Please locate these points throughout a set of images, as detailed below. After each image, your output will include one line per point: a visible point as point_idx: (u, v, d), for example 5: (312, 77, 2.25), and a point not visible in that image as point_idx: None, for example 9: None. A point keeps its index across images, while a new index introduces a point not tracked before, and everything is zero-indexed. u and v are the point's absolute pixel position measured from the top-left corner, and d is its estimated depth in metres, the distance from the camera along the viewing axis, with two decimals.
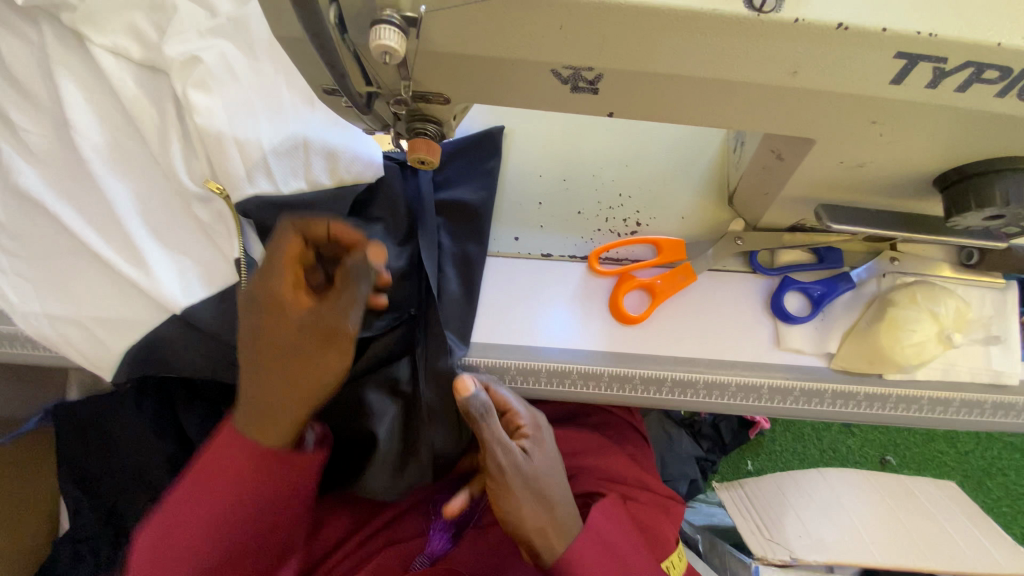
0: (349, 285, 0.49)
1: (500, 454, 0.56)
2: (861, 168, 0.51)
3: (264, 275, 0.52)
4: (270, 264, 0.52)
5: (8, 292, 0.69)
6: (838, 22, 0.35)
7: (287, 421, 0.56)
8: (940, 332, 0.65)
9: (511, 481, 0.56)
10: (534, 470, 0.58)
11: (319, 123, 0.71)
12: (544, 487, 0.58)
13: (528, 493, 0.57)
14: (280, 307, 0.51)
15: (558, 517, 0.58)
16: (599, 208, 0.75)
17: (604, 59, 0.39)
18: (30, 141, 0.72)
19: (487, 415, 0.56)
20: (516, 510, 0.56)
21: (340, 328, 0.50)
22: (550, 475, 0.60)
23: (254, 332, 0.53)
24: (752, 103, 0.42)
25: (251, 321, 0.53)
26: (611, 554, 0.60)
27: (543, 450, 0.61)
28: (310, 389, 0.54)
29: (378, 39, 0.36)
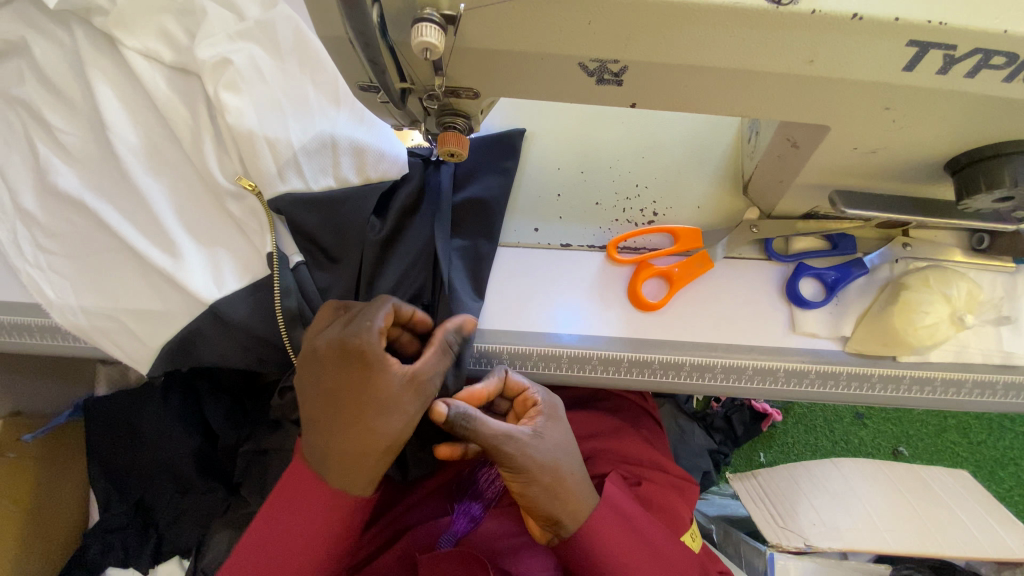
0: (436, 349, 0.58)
1: (507, 444, 0.55)
2: (874, 153, 0.53)
3: (370, 326, 0.54)
4: (361, 323, 0.55)
5: (46, 288, 0.72)
6: (853, 12, 0.37)
7: (362, 474, 0.56)
8: (952, 313, 0.66)
9: (526, 466, 0.56)
10: (548, 450, 0.58)
11: (345, 122, 0.74)
12: (558, 466, 0.58)
13: (544, 474, 0.57)
14: (383, 359, 0.53)
15: (577, 494, 0.60)
16: (616, 199, 0.77)
17: (630, 52, 0.41)
18: (67, 143, 0.75)
19: (476, 424, 0.55)
20: (534, 492, 0.57)
21: (430, 383, 0.56)
22: (564, 452, 0.60)
23: (338, 389, 0.54)
24: (770, 92, 0.44)
25: (334, 380, 0.54)
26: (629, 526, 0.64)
27: (556, 425, 0.62)
28: (382, 449, 0.54)
29: (420, 37, 0.38)
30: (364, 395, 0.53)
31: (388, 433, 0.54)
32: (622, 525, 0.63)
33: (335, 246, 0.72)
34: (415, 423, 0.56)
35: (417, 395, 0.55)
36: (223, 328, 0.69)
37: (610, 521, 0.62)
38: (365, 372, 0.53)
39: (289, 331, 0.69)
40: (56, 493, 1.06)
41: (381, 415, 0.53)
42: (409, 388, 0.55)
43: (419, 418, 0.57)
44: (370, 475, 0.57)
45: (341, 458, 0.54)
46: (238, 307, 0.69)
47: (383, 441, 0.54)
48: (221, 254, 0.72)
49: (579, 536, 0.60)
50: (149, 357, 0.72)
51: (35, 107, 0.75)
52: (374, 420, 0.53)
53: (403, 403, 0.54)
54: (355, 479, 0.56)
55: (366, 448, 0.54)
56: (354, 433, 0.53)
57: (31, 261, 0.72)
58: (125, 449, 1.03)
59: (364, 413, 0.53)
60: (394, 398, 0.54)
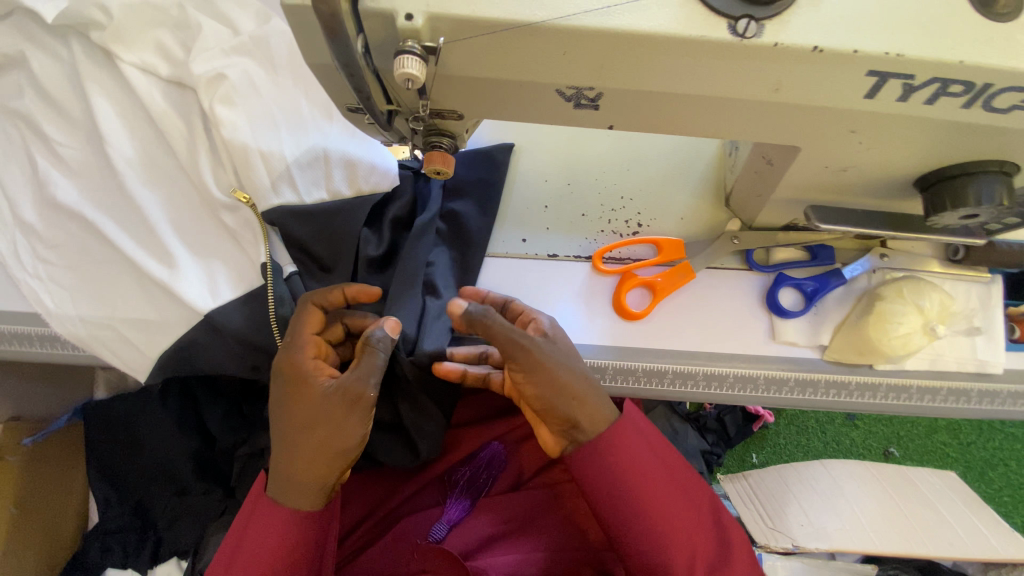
0: (370, 352, 0.59)
1: (523, 339, 0.60)
2: (845, 172, 0.55)
3: (293, 345, 0.61)
4: (294, 339, 0.61)
5: (45, 298, 0.73)
6: (813, 45, 0.39)
7: (314, 486, 0.58)
8: (926, 325, 0.69)
9: (539, 360, 0.60)
10: (558, 350, 0.63)
11: (337, 135, 0.76)
12: (571, 365, 0.62)
13: (558, 368, 0.61)
14: (305, 372, 0.59)
15: (592, 395, 0.62)
16: (602, 211, 0.78)
17: (604, 80, 0.43)
18: (66, 155, 0.76)
19: (492, 318, 0.62)
20: (548, 388, 0.60)
21: (361, 389, 0.57)
22: (575, 356, 0.64)
23: (279, 406, 0.59)
24: (740, 115, 0.46)
25: (277, 397, 0.60)
26: (670, 482, 0.62)
27: (563, 335, 0.66)
28: (317, 457, 0.56)
29: (401, 67, 0.39)
30: (289, 408, 0.57)
31: (318, 441, 0.56)
32: (641, 442, 0.63)
33: (328, 256, 0.74)
34: (352, 431, 0.57)
35: (345, 404, 0.56)
36: (217, 337, 0.71)
37: (630, 435, 0.62)
38: (287, 386, 0.58)
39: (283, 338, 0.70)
40: (55, 497, 1.08)
41: (305, 425, 0.56)
42: (334, 397, 0.56)
43: (356, 425, 0.57)
44: (313, 489, 0.58)
45: (283, 471, 0.58)
46: (233, 316, 0.71)
47: (314, 450, 0.56)
48: (216, 265, 0.74)
49: (602, 437, 0.61)
50: (146, 365, 0.74)
51: (35, 121, 0.77)
52: (298, 430, 0.56)
53: (328, 412, 0.56)
54: (299, 491, 0.58)
55: (298, 458, 0.56)
56: (285, 444, 0.57)
57: (30, 272, 0.74)
58: (126, 454, 1.05)
59: (290, 424, 0.57)
60: (317, 406, 0.57)
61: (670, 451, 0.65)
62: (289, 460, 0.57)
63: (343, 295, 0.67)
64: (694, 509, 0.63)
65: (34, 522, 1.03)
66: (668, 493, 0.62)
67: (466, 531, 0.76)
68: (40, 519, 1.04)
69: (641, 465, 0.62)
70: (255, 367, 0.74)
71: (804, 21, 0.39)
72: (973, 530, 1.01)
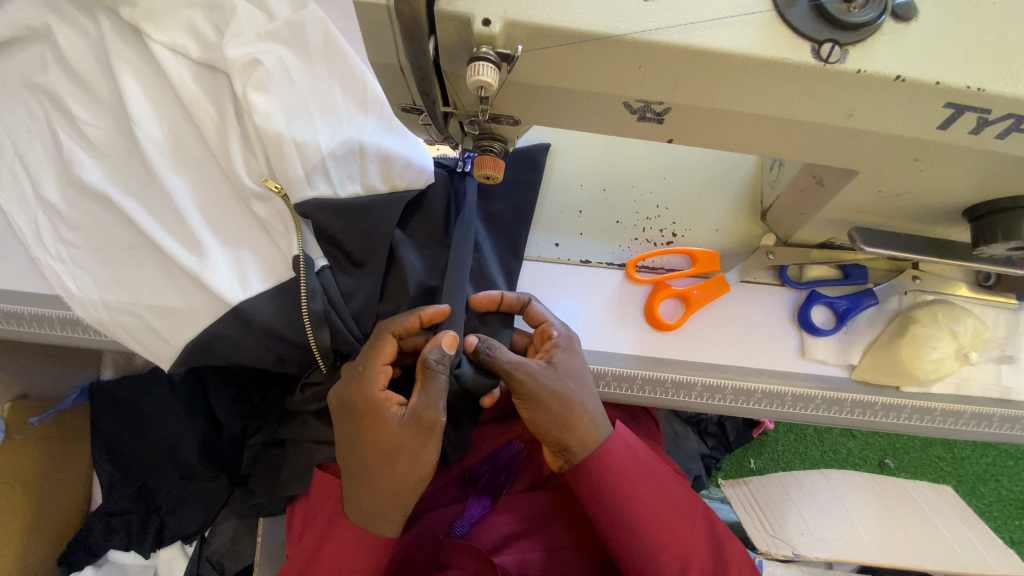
0: (432, 376, 0.59)
1: (518, 372, 0.60)
2: (898, 197, 0.55)
3: (363, 376, 0.60)
4: (364, 371, 0.60)
5: (68, 281, 0.72)
6: (896, 74, 0.39)
7: (395, 511, 0.60)
8: (958, 350, 0.69)
9: (534, 392, 0.60)
10: (559, 378, 0.61)
11: (373, 129, 0.74)
12: (569, 395, 0.61)
13: (552, 400, 0.60)
14: (377, 404, 0.58)
15: (586, 421, 0.62)
16: (636, 218, 0.78)
17: (674, 96, 0.43)
18: (91, 135, 0.74)
19: (495, 353, 0.61)
20: (542, 418, 0.60)
21: (434, 417, 0.58)
22: (576, 382, 0.62)
23: (352, 437, 0.59)
24: (804, 136, 0.47)
25: (348, 428, 0.60)
26: (666, 496, 0.65)
27: (572, 356, 0.64)
28: (399, 486, 0.59)
29: (476, 74, 0.39)
30: (367, 441, 0.58)
31: (401, 472, 0.58)
32: (633, 459, 0.64)
33: (359, 251, 0.73)
34: (429, 457, 0.59)
35: (419, 432, 0.58)
36: (246, 329, 0.70)
37: (622, 455, 0.64)
38: (362, 419, 0.59)
39: (315, 333, 0.69)
40: (58, 478, 1.05)
41: (385, 457, 0.58)
42: (409, 426, 0.58)
43: (432, 451, 0.59)
44: (395, 515, 0.60)
45: (365, 498, 0.59)
46: (263, 308, 0.69)
47: (396, 479, 0.58)
48: (245, 254, 0.72)
49: (590, 462, 0.62)
50: (170, 353, 0.72)
51: (60, 98, 0.74)
52: (379, 462, 0.58)
53: (405, 441, 0.58)
54: (384, 516, 0.60)
55: (381, 487, 0.59)
56: (367, 474, 0.59)
57: (53, 253, 0.72)
58: (130, 435, 1.04)
59: (370, 455, 0.58)
60: (395, 438, 0.58)
61: (660, 465, 0.67)
62: (370, 488, 0.59)
63: (419, 321, 0.63)
64: (686, 519, 0.65)
65: (37, 501, 1.01)
66: (662, 505, 0.64)
67: (490, 528, 0.77)
68: (42, 499, 1.02)
69: (634, 483, 0.63)
70: (281, 359, 0.72)
71: (887, 49, 0.40)
72: (969, 544, 1.01)
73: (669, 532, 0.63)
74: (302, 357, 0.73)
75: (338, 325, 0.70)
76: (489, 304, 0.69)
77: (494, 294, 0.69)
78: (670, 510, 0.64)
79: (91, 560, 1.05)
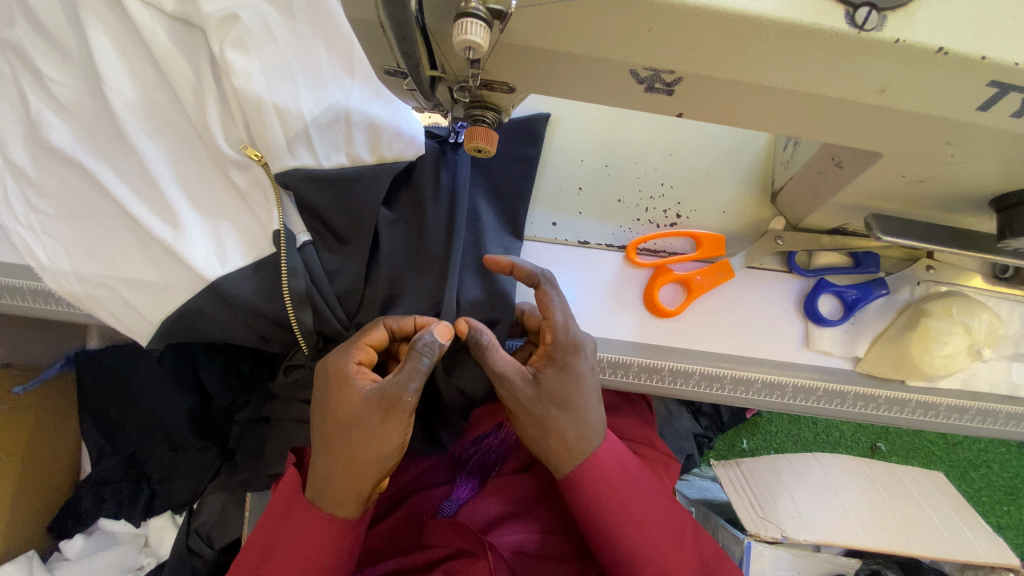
0: (411, 357, 0.55)
1: (505, 380, 0.59)
2: (922, 183, 0.52)
3: (342, 349, 0.60)
4: (345, 345, 0.61)
5: (39, 251, 0.68)
6: (937, 47, 0.35)
7: (345, 492, 0.57)
8: (971, 346, 0.67)
9: (517, 403, 0.60)
10: (540, 401, 0.59)
11: (360, 94, 0.69)
12: (547, 421, 0.59)
13: (537, 417, 0.60)
14: (348, 376, 0.58)
15: (574, 438, 0.60)
16: (639, 197, 0.74)
17: (686, 65, 0.39)
18: (58, 94, 0.67)
19: (487, 351, 0.59)
20: (528, 429, 0.61)
21: (399, 396, 0.54)
22: (561, 408, 0.60)
23: (321, 407, 0.59)
24: (829, 115, 0.43)
25: (320, 397, 0.60)
26: (657, 509, 0.63)
27: (568, 372, 0.60)
28: (355, 463, 0.56)
29: (464, 33, 0.35)
30: (332, 411, 0.57)
31: (357, 449, 0.56)
32: (621, 473, 0.62)
33: (346, 228, 0.69)
34: (389, 440, 0.56)
35: (383, 410, 0.55)
36: (224, 306, 0.66)
37: (611, 470, 0.62)
38: (330, 388, 0.58)
39: (297, 313, 0.66)
40: (46, 449, 1.03)
41: (343, 429, 0.56)
42: (372, 402, 0.55)
43: (393, 434, 0.56)
44: (350, 496, 0.57)
45: (322, 471, 0.57)
46: (243, 284, 0.66)
47: (354, 458, 0.56)
48: (224, 226, 0.68)
49: (573, 476, 0.61)
50: (147, 329, 0.69)
51: (25, 51, 0.67)
52: (336, 433, 0.57)
53: (365, 417, 0.55)
54: (339, 493, 0.57)
55: (337, 461, 0.56)
56: (326, 447, 0.57)
57: (23, 222, 0.68)
58: (118, 407, 1.00)
59: (332, 427, 0.57)
60: (358, 412, 0.56)
61: (651, 480, 0.65)
62: (328, 463, 0.57)
63: (416, 325, 0.63)
64: (677, 537, 0.63)
65: (26, 471, 0.99)
66: (651, 519, 0.62)
67: (476, 508, 0.76)
68: (29, 470, 1.00)
69: (626, 499, 0.62)
70: (264, 337, 0.70)
71: (930, 17, 0.35)
72: (954, 527, 1.00)
73: (660, 549, 0.61)
74: (285, 336, 0.70)
75: (321, 306, 0.66)
76: (499, 268, 0.64)
77: (505, 260, 0.64)
78: (662, 527, 0.62)
79: (82, 528, 1.05)
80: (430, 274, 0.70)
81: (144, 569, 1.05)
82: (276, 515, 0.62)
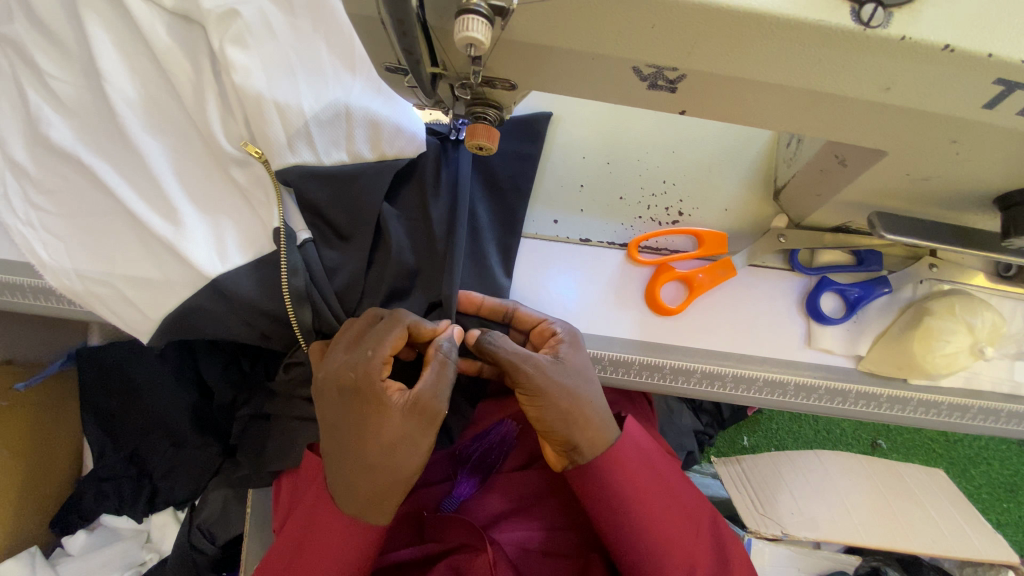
0: (444, 368, 0.58)
1: (524, 364, 0.57)
2: (926, 181, 0.51)
3: (366, 360, 0.57)
4: (368, 354, 0.57)
5: (39, 249, 0.67)
6: (944, 43, 0.35)
7: (382, 504, 0.57)
8: (974, 345, 0.67)
9: (542, 386, 0.57)
10: (567, 373, 0.59)
11: (361, 91, 0.68)
12: (578, 392, 0.59)
13: (562, 398, 0.58)
14: (380, 391, 0.55)
15: (595, 420, 0.60)
16: (641, 195, 0.74)
17: (690, 62, 0.39)
18: (58, 90, 0.67)
19: (499, 344, 0.58)
20: (550, 415, 0.58)
21: (438, 407, 0.56)
22: (584, 379, 0.61)
23: (347, 421, 0.56)
24: (833, 113, 0.43)
25: (344, 411, 0.56)
26: (671, 497, 0.63)
27: (578, 352, 0.62)
28: (394, 477, 0.55)
29: (465, 30, 0.35)
30: (368, 427, 0.55)
31: (399, 463, 0.55)
32: (639, 457, 0.62)
33: (346, 224, 0.69)
34: (426, 449, 0.57)
35: (423, 422, 0.56)
36: (225, 304, 0.66)
37: (629, 456, 0.61)
38: (363, 404, 0.55)
39: (296, 311, 0.66)
40: (48, 445, 1.03)
41: (383, 445, 0.55)
42: (413, 416, 0.55)
43: (430, 442, 0.57)
44: (386, 506, 0.57)
45: (360, 486, 0.56)
46: (243, 282, 0.66)
47: (394, 472, 0.55)
48: (225, 224, 0.68)
49: (596, 464, 0.60)
50: (148, 327, 0.69)
51: (23, 47, 0.67)
52: (375, 450, 0.55)
53: (406, 431, 0.55)
54: (378, 506, 0.57)
55: (379, 479, 0.55)
56: (363, 463, 0.55)
57: (23, 219, 0.68)
58: (120, 403, 1.00)
59: (369, 444, 0.55)
60: (398, 427, 0.55)
61: (668, 465, 0.65)
62: (365, 479, 0.55)
63: (432, 331, 0.62)
64: (689, 521, 0.63)
65: (28, 468, 1.00)
66: (664, 506, 0.62)
67: (479, 506, 0.76)
68: (31, 466, 1.00)
69: (639, 482, 0.61)
70: (265, 335, 0.70)
71: (936, 14, 0.35)
72: (955, 524, 0.99)
73: (672, 536, 0.61)
74: (285, 334, 0.70)
75: (321, 303, 0.66)
76: (471, 306, 0.67)
77: (475, 296, 0.67)
78: (673, 511, 0.62)
79: (83, 524, 1.05)
80: (430, 271, 0.70)
81: (146, 565, 1.05)
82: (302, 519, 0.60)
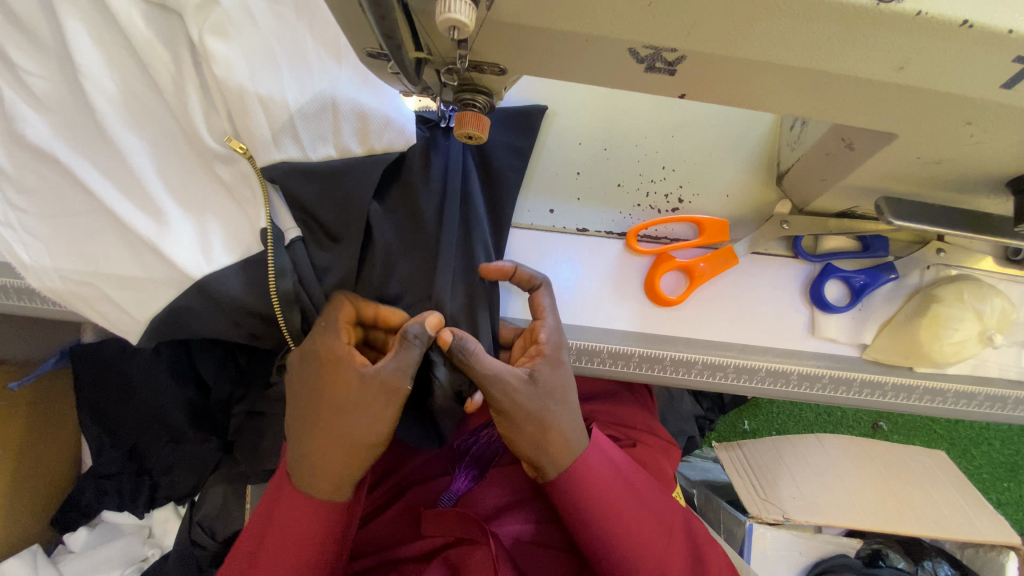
0: (405, 344, 0.57)
1: (493, 387, 0.55)
2: (937, 164, 0.49)
3: (330, 330, 0.59)
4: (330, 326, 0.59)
5: (19, 250, 0.65)
6: (963, 20, 0.32)
7: (338, 476, 0.56)
8: (983, 332, 0.65)
9: (509, 410, 0.55)
10: (538, 396, 0.57)
11: (348, 81, 0.66)
12: (547, 416, 0.57)
13: (528, 422, 0.56)
14: (342, 357, 0.56)
15: (562, 443, 0.58)
16: (639, 181, 0.72)
17: (690, 43, 0.37)
18: (31, 84, 0.63)
19: (472, 359, 0.55)
20: (517, 437, 0.57)
21: (399, 380, 0.56)
22: (558, 401, 0.58)
23: (308, 390, 0.57)
24: (842, 95, 0.40)
25: (306, 380, 0.57)
26: (644, 506, 0.61)
27: (556, 370, 0.59)
28: (348, 445, 0.55)
29: (447, 12, 0.33)
30: (326, 395, 0.55)
31: (357, 431, 0.55)
32: (609, 468, 0.61)
33: (335, 223, 0.66)
34: (386, 422, 0.56)
35: (384, 392, 0.55)
36: (213, 303, 0.65)
37: (599, 468, 0.60)
38: (323, 370, 0.56)
39: (286, 314, 0.64)
40: (45, 445, 1.02)
41: (339, 412, 0.55)
42: (374, 385, 0.55)
43: (389, 417, 0.56)
44: (339, 478, 0.56)
45: (313, 454, 0.55)
46: (230, 280, 0.64)
47: (351, 440, 0.55)
48: (210, 221, 0.66)
49: (562, 484, 0.59)
50: (135, 328, 0.67)
51: None
52: (333, 418, 0.55)
53: (365, 402, 0.55)
54: (331, 479, 0.55)
55: (334, 448, 0.55)
56: (319, 432, 0.55)
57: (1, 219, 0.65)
58: (115, 400, 0.99)
59: (327, 410, 0.55)
60: (356, 393, 0.55)
61: (638, 474, 0.64)
62: (321, 448, 0.55)
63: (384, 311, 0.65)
64: (664, 529, 0.62)
65: (26, 469, 0.99)
66: (638, 518, 0.60)
67: (478, 499, 0.76)
68: (27, 467, 0.99)
69: (611, 496, 0.60)
70: (254, 334, 0.68)
71: None
72: (957, 506, 0.99)
73: (647, 546, 0.60)
74: (275, 332, 0.69)
75: (310, 307, 0.65)
76: (501, 272, 0.65)
77: (508, 265, 0.64)
78: (647, 518, 0.61)
79: (84, 521, 1.06)
80: (424, 269, 0.68)
81: (148, 561, 1.05)
82: (263, 514, 0.58)
